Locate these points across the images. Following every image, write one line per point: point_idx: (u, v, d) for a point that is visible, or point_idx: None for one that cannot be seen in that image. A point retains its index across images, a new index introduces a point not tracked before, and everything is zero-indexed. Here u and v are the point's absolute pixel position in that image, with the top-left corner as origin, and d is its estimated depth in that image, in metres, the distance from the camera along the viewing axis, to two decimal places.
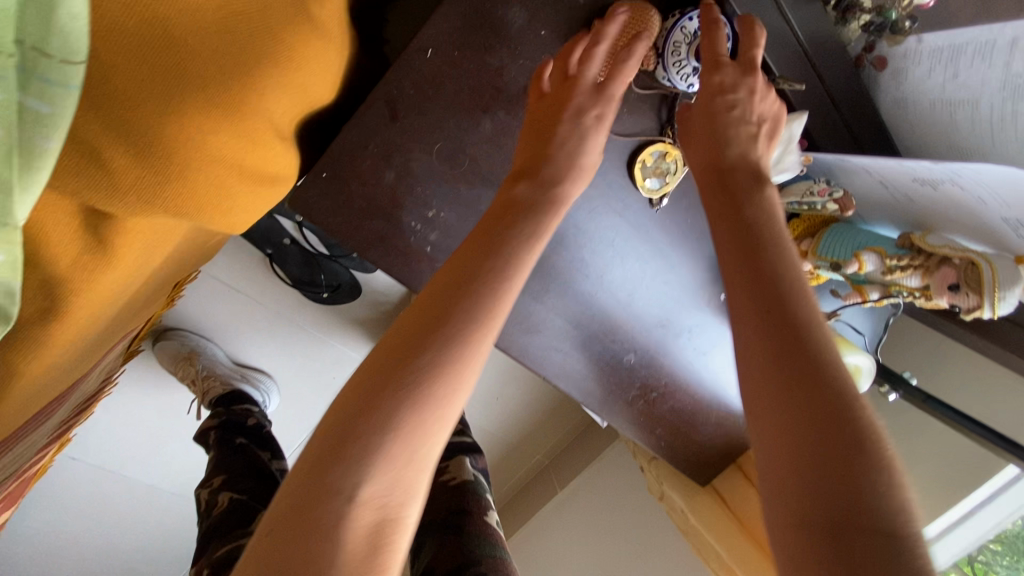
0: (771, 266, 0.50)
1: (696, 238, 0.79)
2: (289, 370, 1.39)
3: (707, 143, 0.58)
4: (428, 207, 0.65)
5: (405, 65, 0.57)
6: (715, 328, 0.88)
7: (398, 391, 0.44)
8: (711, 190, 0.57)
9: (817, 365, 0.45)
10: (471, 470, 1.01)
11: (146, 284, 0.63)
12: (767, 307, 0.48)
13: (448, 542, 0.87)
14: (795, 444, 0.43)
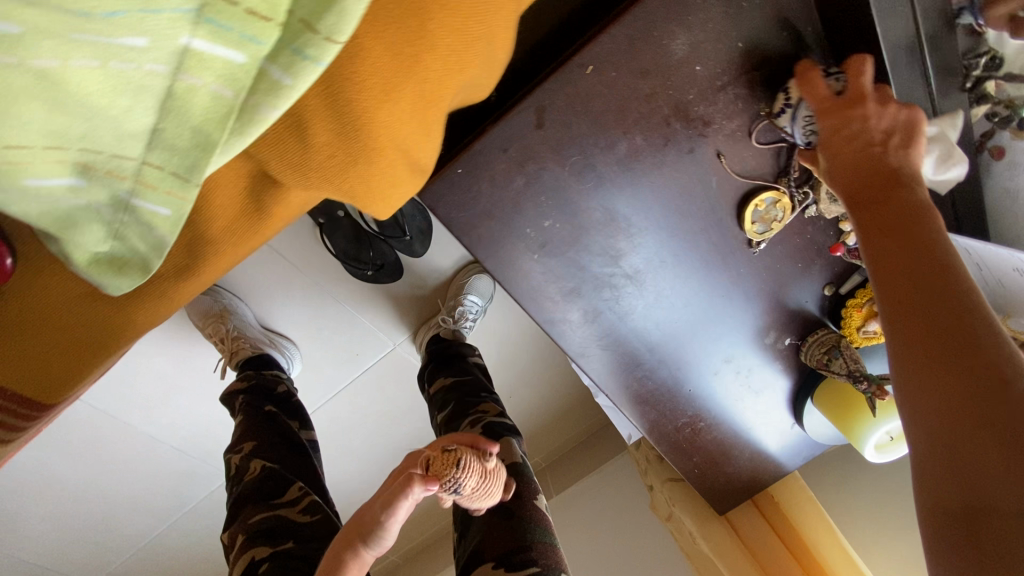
0: (914, 250, 0.48)
1: (776, 284, 0.81)
2: (314, 342, 1.37)
3: (851, 152, 0.54)
4: (545, 216, 0.66)
5: (563, 77, 0.57)
6: (769, 369, 0.91)
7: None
8: (860, 193, 0.53)
9: (993, 357, 0.42)
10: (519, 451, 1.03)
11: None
12: (903, 314, 0.46)
13: (498, 524, 0.91)
14: (954, 426, 0.42)
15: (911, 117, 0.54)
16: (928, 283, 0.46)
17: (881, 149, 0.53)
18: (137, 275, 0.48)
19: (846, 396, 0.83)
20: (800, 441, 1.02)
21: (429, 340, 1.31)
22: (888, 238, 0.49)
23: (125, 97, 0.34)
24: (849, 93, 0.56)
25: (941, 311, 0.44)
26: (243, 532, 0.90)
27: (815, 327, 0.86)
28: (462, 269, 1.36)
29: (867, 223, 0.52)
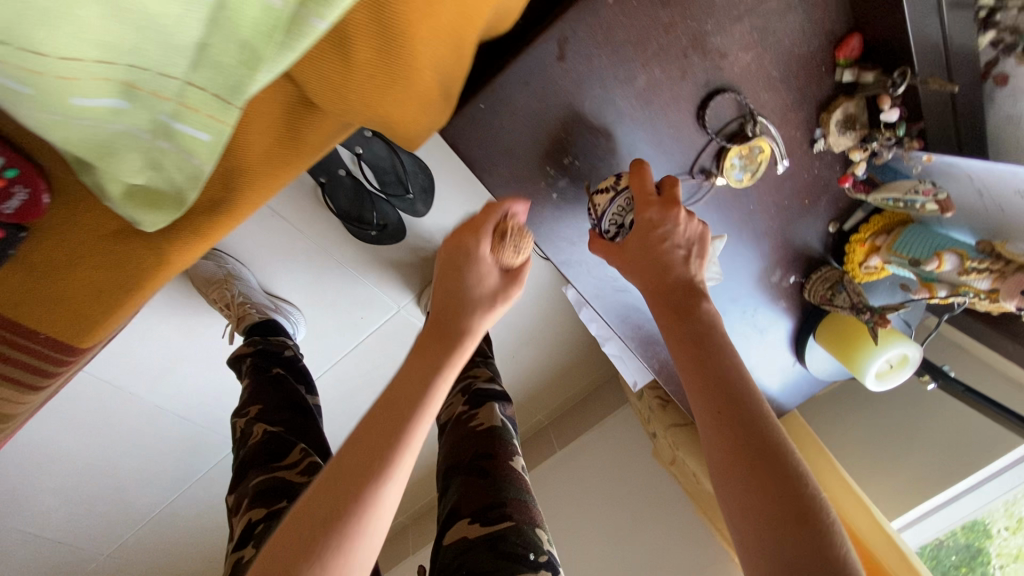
0: (706, 350, 0.61)
1: (783, 222, 0.83)
2: (317, 306, 1.37)
3: (654, 257, 0.65)
4: (566, 153, 0.67)
5: (585, 7, 0.57)
6: (774, 308, 0.94)
7: (354, 466, 0.53)
8: (668, 304, 0.65)
9: (774, 448, 0.54)
10: (498, 417, 1.04)
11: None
12: (704, 399, 0.59)
13: (473, 482, 0.91)
14: (749, 482, 0.53)
15: (702, 232, 0.68)
16: (722, 375, 0.59)
17: (670, 262, 0.66)
18: (171, 209, 0.48)
19: (849, 331, 0.87)
20: (801, 379, 1.06)
21: None
22: (688, 350, 0.62)
23: (177, 6, 0.33)
24: (665, 195, 0.65)
25: (727, 396, 0.58)
26: (245, 495, 0.91)
27: (817, 265, 0.89)
28: None
29: (672, 337, 0.64)
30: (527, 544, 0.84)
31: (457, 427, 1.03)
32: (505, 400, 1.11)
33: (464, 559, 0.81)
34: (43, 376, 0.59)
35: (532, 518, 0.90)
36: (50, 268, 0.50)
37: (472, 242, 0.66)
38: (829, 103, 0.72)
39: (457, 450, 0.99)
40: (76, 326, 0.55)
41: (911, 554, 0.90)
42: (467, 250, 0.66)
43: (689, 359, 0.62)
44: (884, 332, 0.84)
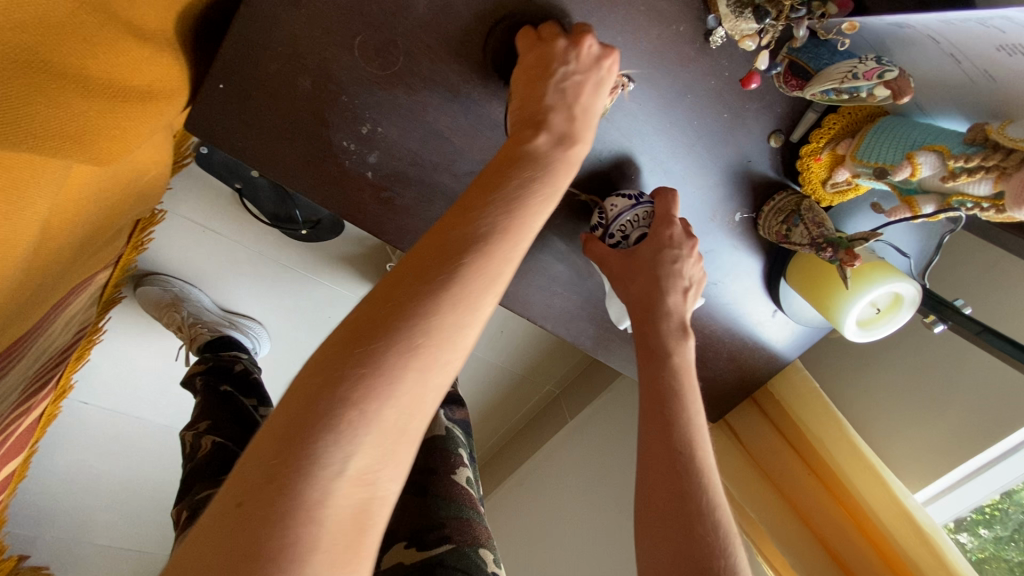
0: (667, 393, 0.63)
1: (704, 147, 0.64)
2: (276, 312, 1.34)
3: (648, 275, 0.66)
4: (361, 121, 0.53)
5: None
6: (727, 252, 0.76)
7: (438, 269, 0.40)
8: (644, 337, 0.66)
9: (699, 502, 0.58)
10: (444, 423, 1.01)
11: (31, 248, 0.55)
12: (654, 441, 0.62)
13: (412, 501, 0.89)
14: (666, 530, 0.57)
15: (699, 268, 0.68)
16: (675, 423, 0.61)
17: (666, 286, 0.66)
18: None
19: (818, 271, 0.68)
20: (789, 328, 0.86)
21: None
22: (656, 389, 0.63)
23: None
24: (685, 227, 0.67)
25: (680, 444, 0.61)
26: (187, 507, 0.88)
27: (771, 191, 0.69)
28: None
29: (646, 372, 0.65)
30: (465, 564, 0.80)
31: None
32: (456, 402, 1.07)
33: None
34: None
35: (473, 535, 0.86)
36: None
37: (581, 78, 0.50)
38: None
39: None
40: None
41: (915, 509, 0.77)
42: (550, 101, 0.49)
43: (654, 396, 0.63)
44: (862, 270, 0.64)
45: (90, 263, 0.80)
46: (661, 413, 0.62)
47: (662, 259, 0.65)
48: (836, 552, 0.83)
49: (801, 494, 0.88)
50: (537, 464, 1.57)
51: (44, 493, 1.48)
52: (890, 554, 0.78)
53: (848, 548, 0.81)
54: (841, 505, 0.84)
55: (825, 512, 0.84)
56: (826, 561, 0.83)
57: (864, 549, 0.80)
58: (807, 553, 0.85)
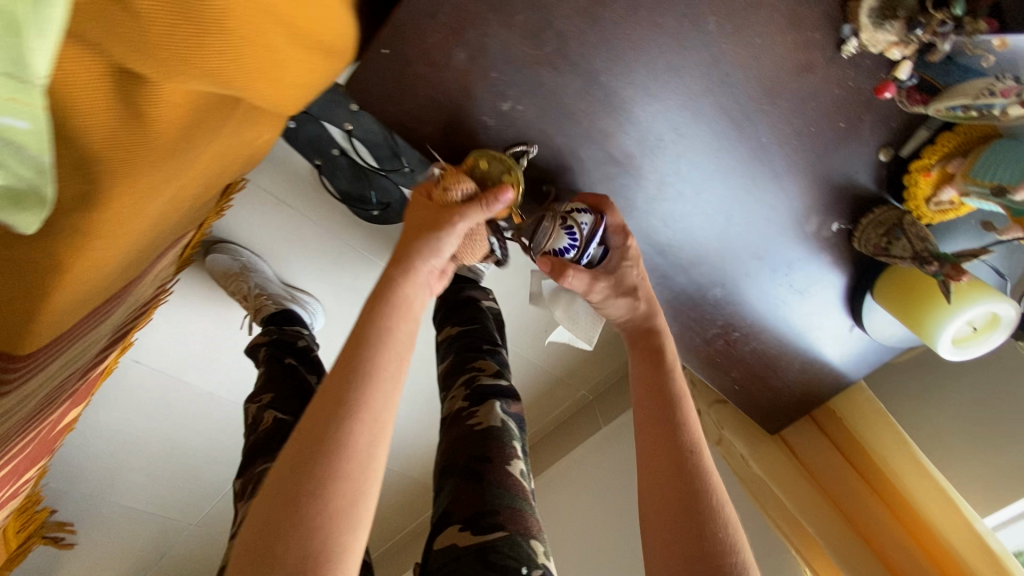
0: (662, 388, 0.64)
1: (814, 156, 0.66)
2: (334, 289, 1.37)
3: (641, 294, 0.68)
4: (503, 98, 0.56)
5: None
6: (816, 263, 0.76)
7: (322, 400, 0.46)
8: (642, 346, 0.67)
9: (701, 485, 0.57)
10: (500, 415, 0.95)
11: (176, 194, 0.59)
12: (652, 434, 0.61)
13: (467, 486, 0.85)
14: (672, 515, 0.56)
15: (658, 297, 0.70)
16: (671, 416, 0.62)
17: (654, 306, 0.69)
18: (38, 210, 0.44)
19: (916, 286, 0.68)
20: (862, 346, 0.86)
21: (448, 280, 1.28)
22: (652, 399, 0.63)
23: None
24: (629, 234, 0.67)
25: (678, 432, 0.60)
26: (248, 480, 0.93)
27: (870, 205, 0.70)
28: None
29: (642, 380, 0.65)
30: (519, 557, 0.76)
31: (455, 425, 0.96)
32: (513, 395, 1.02)
33: (451, 569, 0.75)
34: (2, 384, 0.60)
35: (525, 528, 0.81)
36: None
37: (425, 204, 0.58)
38: None
39: (453, 452, 0.91)
40: (12, 331, 0.55)
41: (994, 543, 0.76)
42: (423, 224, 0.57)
43: (652, 402, 0.63)
44: (964, 286, 0.65)
45: (196, 218, 0.85)
46: (657, 418, 0.62)
47: (630, 285, 0.67)
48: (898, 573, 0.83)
49: (861, 511, 0.88)
50: (569, 467, 1.57)
51: (88, 449, 1.51)
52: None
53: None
54: (904, 525, 0.84)
55: (889, 531, 0.85)
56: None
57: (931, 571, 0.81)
58: None
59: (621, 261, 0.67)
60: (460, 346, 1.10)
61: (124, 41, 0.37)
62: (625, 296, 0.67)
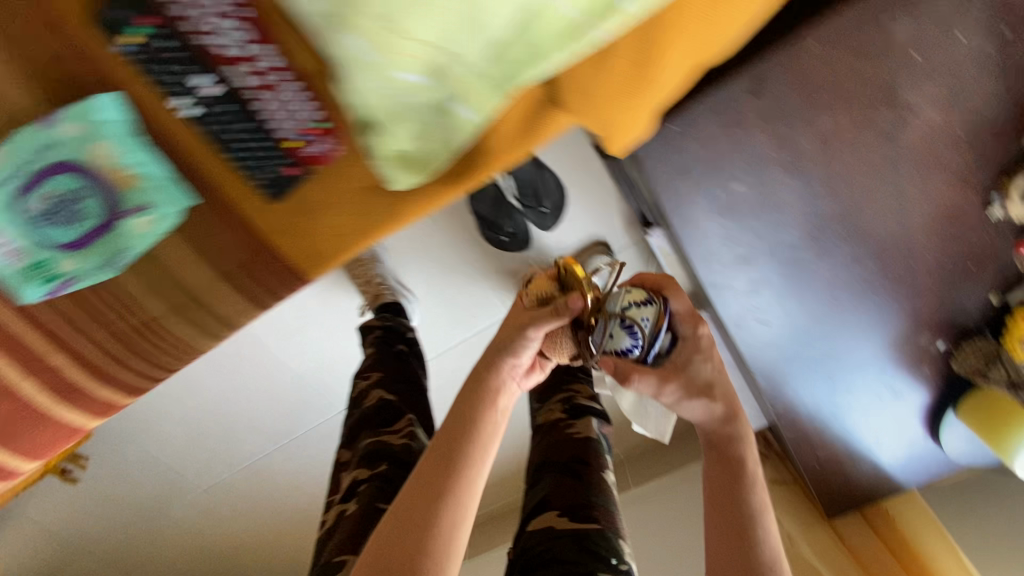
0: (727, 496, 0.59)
1: (942, 286, 0.82)
2: (434, 294, 1.48)
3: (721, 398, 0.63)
4: (735, 181, 0.72)
5: (786, 53, 0.65)
6: (915, 374, 0.91)
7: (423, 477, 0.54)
8: (712, 450, 0.63)
9: None
10: (595, 431, 1.08)
11: None
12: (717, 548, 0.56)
13: (566, 481, 0.95)
14: None
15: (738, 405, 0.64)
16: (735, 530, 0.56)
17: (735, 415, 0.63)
18: (419, 172, 0.58)
19: (1002, 412, 0.84)
20: (930, 457, 0.99)
21: None
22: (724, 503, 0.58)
23: (502, 7, 0.42)
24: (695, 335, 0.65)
25: (742, 549, 0.55)
26: (357, 449, 1.09)
27: (971, 335, 0.85)
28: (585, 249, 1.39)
29: (708, 488, 0.60)
30: (610, 548, 0.84)
31: (552, 432, 1.08)
32: (604, 419, 1.15)
33: (549, 545, 0.84)
34: (265, 298, 0.70)
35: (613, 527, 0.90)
36: (317, 207, 0.61)
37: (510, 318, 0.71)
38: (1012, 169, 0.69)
39: (552, 453, 1.03)
40: (310, 260, 0.66)
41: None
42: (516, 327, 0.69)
43: (727, 508, 0.58)
44: None
45: None
46: (738, 524, 0.56)
47: (704, 383, 0.63)
48: None
49: None
50: None
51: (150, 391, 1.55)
52: None
53: None
54: None
55: None
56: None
57: None
58: None
59: (693, 352, 0.64)
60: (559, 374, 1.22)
61: (571, 85, 0.52)
62: (701, 399, 0.63)
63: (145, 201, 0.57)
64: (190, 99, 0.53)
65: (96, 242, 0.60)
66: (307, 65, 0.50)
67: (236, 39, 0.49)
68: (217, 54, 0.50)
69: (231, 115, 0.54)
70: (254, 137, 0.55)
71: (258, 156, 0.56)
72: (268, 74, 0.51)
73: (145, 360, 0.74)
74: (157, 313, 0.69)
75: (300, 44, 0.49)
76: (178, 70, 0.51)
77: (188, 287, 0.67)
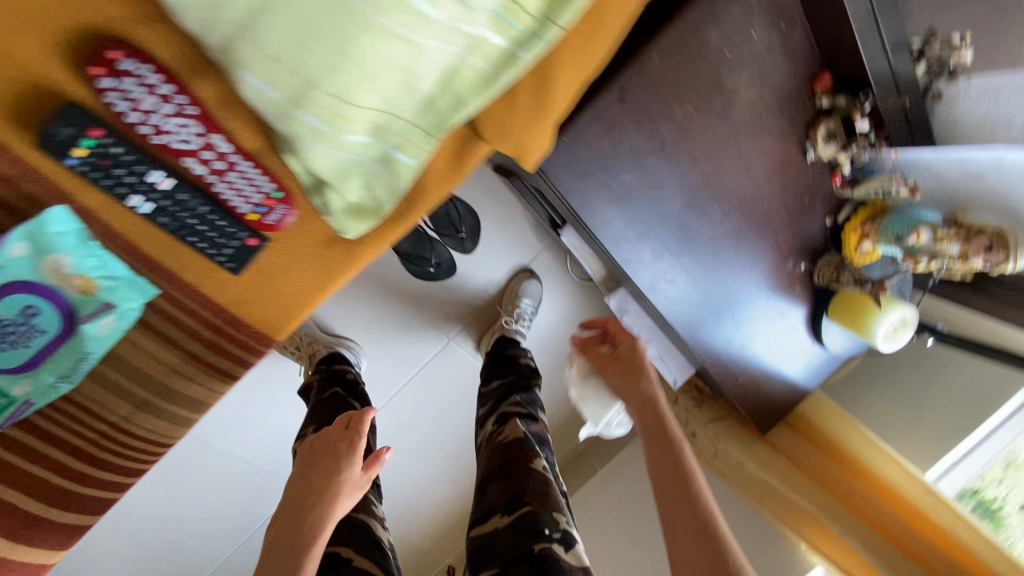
0: (679, 484, 0.81)
1: (791, 219, 1.04)
2: (379, 343, 1.54)
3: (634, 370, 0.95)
4: (624, 171, 0.87)
5: (638, 63, 0.80)
6: (789, 296, 1.13)
7: (320, 520, 0.90)
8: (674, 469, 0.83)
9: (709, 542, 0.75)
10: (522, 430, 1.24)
11: None
12: (665, 488, 0.82)
13: (501, 484, 1.14)
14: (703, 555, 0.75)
15: None
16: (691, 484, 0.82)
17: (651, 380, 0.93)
18: (370, 220, 0.66)
19: (856, 303, 1.06)
20: (820, 358, 1.22)
21: (495, 342, 1.51)
22: (665, 503, 0.81)
23: (434, 70, 0.52)
24: None
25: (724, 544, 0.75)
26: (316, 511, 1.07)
27: (822, 253, 1.10)
28: (515, 276, 1.56)
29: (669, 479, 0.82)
30: (543, 521, 1.05)
31: (494, 448, 1.22)
32: (531, 417, 1.31)
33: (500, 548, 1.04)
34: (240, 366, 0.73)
35: (553, 503, 1.11)
36: (275, 268, 0.67)
37: None
38: (814, 123, 0.95)
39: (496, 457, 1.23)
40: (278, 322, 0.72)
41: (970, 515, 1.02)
42: None
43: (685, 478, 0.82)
44: (885, 298, 1.04)
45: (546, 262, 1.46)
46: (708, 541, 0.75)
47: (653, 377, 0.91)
48: (889, 531, 1.09)
49: (845, 488, 1.16)
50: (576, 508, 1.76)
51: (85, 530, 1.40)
52: (926, 524, 1.06)
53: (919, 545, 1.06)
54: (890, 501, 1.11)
55: (878, 504, 1.12)
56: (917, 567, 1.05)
57: (912, 529, 1.07)
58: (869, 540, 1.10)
59: None
60: (506, 378, 1.40)
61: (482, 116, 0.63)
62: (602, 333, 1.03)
63: (110, 300, 0.64)
64: (144, 193, 0.58)
65: (54, 358, 0.66)
66: (259, 144, 0.59)
67: (188, 134, 0.56)
68: (171, 149, 0.57)
69: (188, 201, 0.60)
70: (214, 216, 0.61)
71: (218, 232, 0.62)
72: (220, 158, 0.58)
73: (112, 468, 0.73)
74: (122, 415, 0.71)
75: (253, 120, 0.58)
76: (130, 174, 0.57)
77: (156, 377, 0.70)
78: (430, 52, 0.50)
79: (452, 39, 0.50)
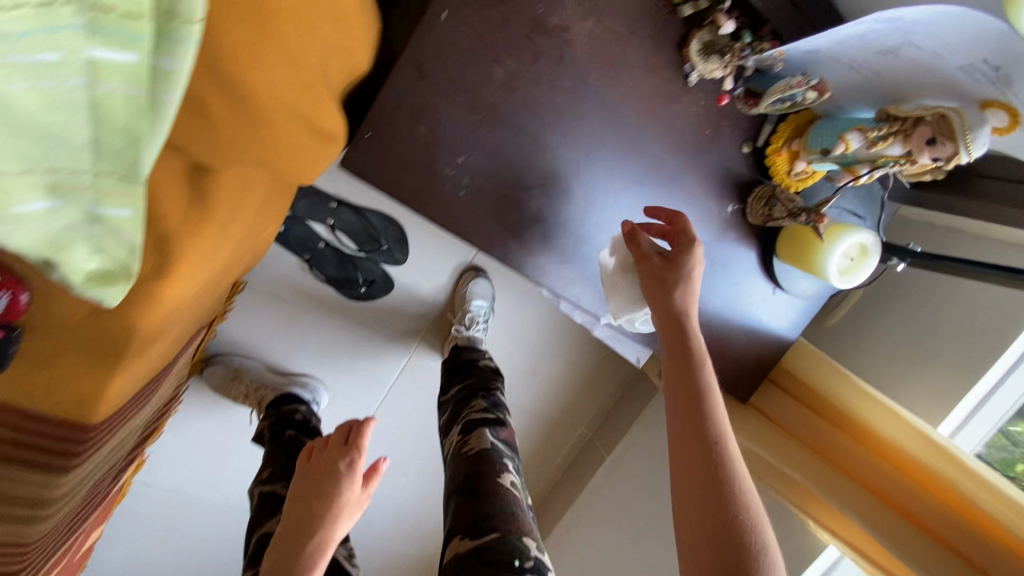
0: (699, 431, 0.74)
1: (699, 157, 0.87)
2: (339, 372, 1.50)
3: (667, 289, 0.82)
4: (458, 153, 0.75)
5: (425, 28, 0.67)
6: (728, 244, 0.94)
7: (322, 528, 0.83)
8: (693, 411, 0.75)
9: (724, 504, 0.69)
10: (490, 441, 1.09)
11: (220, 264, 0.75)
12: (681, 432, 0.74)
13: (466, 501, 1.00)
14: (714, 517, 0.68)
15: None
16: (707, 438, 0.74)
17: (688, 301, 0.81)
18: (123, 283, 0.55)
19: (797, 238, 0.88)
20: (792, 307, 1.03)
21: (449, 351, 1.39)
22: (686, 456, 0.73)
23: (56, 110, 0.41)
24: None
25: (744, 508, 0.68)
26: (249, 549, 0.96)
27: (752, 186, 0.90)
28: (460, 279, 1.47)
29: (686, 423, 0.75)
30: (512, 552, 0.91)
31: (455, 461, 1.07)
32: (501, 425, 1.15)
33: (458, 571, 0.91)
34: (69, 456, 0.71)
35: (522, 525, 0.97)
36: (52, 351, 0.62)
37: None
38: (686, 39, 0.77)
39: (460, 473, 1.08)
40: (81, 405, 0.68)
41: (972, 462, 0.85)
42: None
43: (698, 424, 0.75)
44: (828, 228, 0.85)
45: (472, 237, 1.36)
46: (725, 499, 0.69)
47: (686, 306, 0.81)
48: (893, 499, 0.93)
49: (839, 451, 1.00)
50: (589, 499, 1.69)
51: None
52: (935, 486, 0.89)
53: (928, 511, 0.88)
54: (886, 458, 0.95)
55: (864, 458, 0.97)
56: (921, 534, 0.88)
57: (919, 493, 0.90)
58: (874, 513, 0.92)
59: None
60: (464, 383, 1.26)
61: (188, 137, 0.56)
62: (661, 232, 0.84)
63: None
64: None
65: None
66: None
67: None
68: None
69: None
70: None
71: None
72: None
73: None
74: None
75: None
76: None
77: None
78: (25, 94, 0.39)
79: (44, 69, 0.39)
